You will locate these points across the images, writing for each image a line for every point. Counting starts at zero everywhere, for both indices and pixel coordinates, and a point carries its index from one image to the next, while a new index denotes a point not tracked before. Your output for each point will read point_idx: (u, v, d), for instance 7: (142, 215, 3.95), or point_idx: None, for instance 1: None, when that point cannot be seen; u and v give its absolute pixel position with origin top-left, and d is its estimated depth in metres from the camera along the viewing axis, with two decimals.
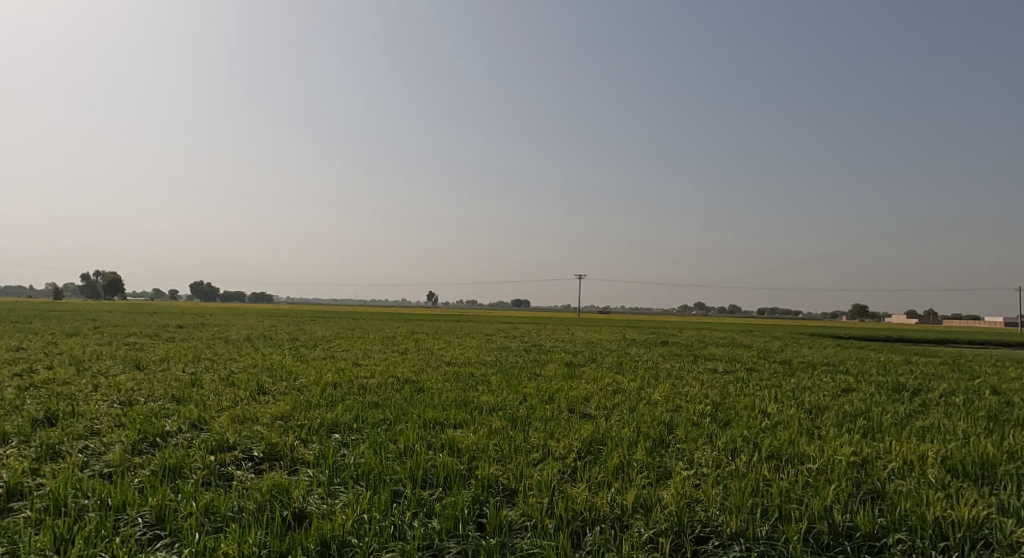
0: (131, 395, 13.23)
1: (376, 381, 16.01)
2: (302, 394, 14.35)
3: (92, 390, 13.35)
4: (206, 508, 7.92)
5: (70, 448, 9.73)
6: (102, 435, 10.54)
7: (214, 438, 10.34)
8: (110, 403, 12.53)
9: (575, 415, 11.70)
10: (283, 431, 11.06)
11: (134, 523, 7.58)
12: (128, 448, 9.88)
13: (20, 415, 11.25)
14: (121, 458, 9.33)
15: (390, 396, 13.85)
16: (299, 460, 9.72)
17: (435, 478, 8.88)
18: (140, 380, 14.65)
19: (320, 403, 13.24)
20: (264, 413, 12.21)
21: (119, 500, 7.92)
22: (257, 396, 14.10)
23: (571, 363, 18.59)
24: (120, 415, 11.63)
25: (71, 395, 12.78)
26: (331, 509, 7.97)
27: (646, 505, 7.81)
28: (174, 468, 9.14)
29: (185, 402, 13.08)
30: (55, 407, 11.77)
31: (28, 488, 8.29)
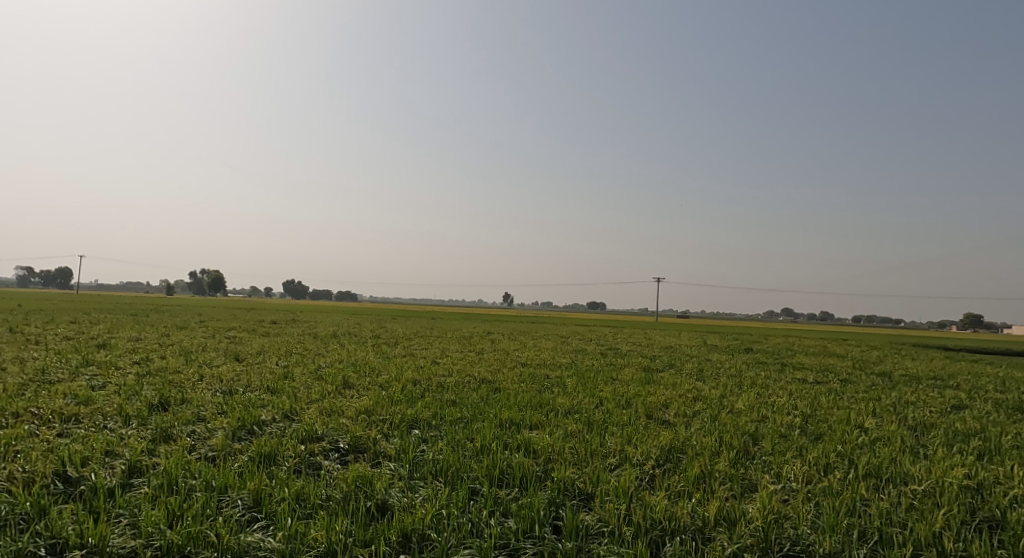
0: (231, 385, 14.12)
1: (453, 379, 16.32)
2: (385, 390, 14.83)
3: (198, 379, 14.35)
4: (297, 495, 8.34)
5: (180, 432, 10.49)
6: (207, 421, 11.30)
7: (305, 429, 10.86)
8: (213, 391, 13.43)
9: (653, 421, 11.47)
10: (368, 424, 11.49)
11: (235, 504, 8.07)
12: (229, 434, 10.55)
13: (139, 399, 12.27)
14: (223, 443, 9.97)
15: (468, 395, 14.08)
16: (380, 454, 10.04)
17: (512, 478, 8.94)
18: (239, 371, 15.63)
19: (401, 399, 13.66)
20: (349, 406, 12.73)
21: (222, 482, 8.47)
22: (343, 390, 14.71)
23: (648, 368, 18.23)
24: (222, 403, 12.43)
25: (180, 382, 13.80)
26: (411, 502, 8.21)
27: (729, 518, 7.56)
28: (269, 455, 9.67)
29: (278, 393, 13.83)
30: (168, 393, 12.74)
31: (145, 467, 9.01)
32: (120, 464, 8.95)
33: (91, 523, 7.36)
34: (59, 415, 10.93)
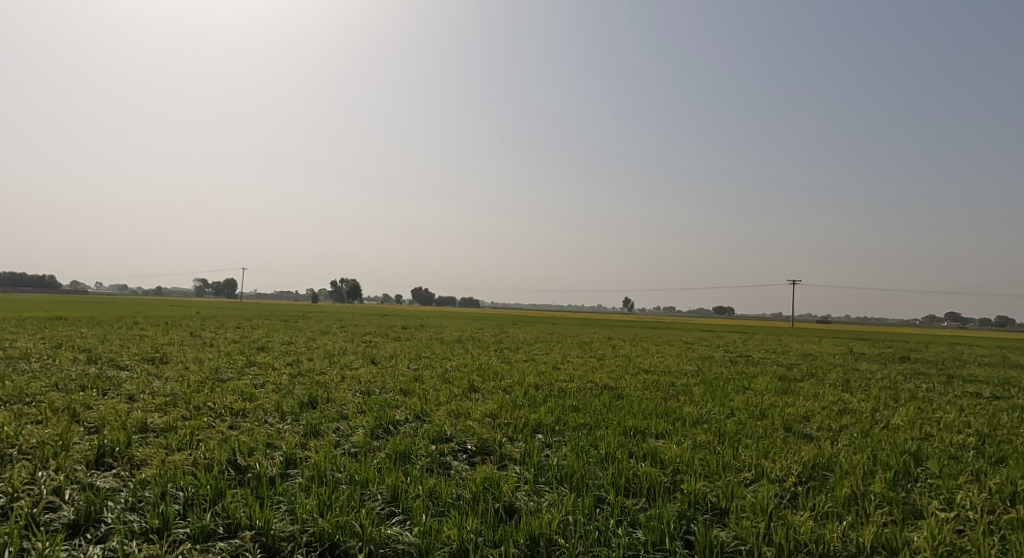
0: (369, 386, 14.95)
1: (575, 385, 16.19)
2: (508, 394, 15.00)
3: (340, 380, 15.34)
4: (430, 492, 8.61)
5: (326, 428, 11.25)
6: (349, 419, 12.03)
7: (435, 429, 11.22)
8: (353, 392, 14.29)
9: (793, 435, 10.66)
10: (493, 427, 11.65)
11: (375, 498, 8.48)
12: (368, 432, 11.15)
13: (291, 397, 13.31)
14: (364, 440, 10.54)
15: (590, 401, 13.88)
16: (506, 457, 10.14)
17: (639, 488, 8.65)
18: (374, 373, 16.50)
19: (524, 403, 13.75)
20: (475, 409, 13.00)
21: (363, 476, 8.93)
22: (469, 393, 15.07)
23: (785, 377, 17.01)
24: (361, 403, 13.18)
25: (325, 383, 14.81)
26: (538, 507, 8.18)
27: (889, 547, 6.84)
28: (404, 453, 10.08)
29: (410, 395, 14.43)
30: (316, 392, 13.72)
31: (299, 459, 9.73)
32: (279, 455, 9.75)
33: (257, 508, 8.01)
34: (229, 409, 12.12)
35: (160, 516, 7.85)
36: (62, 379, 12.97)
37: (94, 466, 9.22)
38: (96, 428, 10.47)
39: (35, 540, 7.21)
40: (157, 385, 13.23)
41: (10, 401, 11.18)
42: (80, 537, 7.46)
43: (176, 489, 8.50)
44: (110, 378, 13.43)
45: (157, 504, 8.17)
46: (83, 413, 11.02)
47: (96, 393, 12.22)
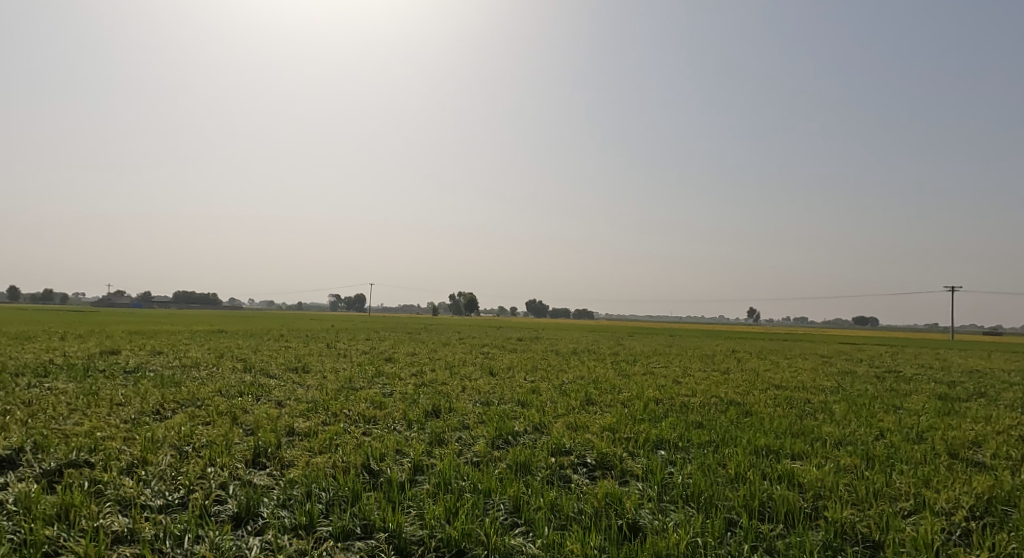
0: (488, 397, 15.20)
1: (698, 399, 15.52)
2: (627, 407, 14.66)
3: (460, 390, 15.73)
4: (552, 505, 8.56)
5: (449, 437, 11.55)
6: (470, 428, 12.29)
7: (553, 441, 11.17)
8: (474, 402, 14.59)
9: (958, 462, 9.53)
10: (613, 441, 11.41)
11: (498, 507, 8.55)
12: (489, 442, 11.33)
13: (416, 405, 13.82)
14: (485, 451, 10.71)
15: (716, 417, 13.23)
16: (628, 473, 9.86)
17: (775, 513, 8.06)
18: (493, 385, 16.74)
19: (644, 418, 13.36)
20: (594, 422, 12.81)
21: (486, 485, 9.06)
22: (587, 406, 14.89)
23: (944, 396, 15.30)
24: (481, 413, 13.42)
25: (447, 393, 15.25)
26: (664, 526, 7.87)
27: None
28: (524, 464, 10.11)
29: (528, 406, 14.51)
30: (438, 402, 14.15)
31: (426, 467, 10.07)
32: (408, 462, 10.14)
33: (390, 511, 8.34)
34: (362, 416, 12.80)
35: (306, 514, 8.38)
36: (223, 385, 14.34)
37: (251, 465, 10.05)
38: (252, 430, 11.43)
39: (208, 528, 7.92)
40: (300, 393, 14.25)
41: (185, 404, 12.50)
42: (242, 528, 8.13)
43: (319, 489, 9.06)
44: (262, 385, 14.65)
45: (304, 503, 8.75)
46: (241, 416, 12.08)
47: (250, 398, 13.36)
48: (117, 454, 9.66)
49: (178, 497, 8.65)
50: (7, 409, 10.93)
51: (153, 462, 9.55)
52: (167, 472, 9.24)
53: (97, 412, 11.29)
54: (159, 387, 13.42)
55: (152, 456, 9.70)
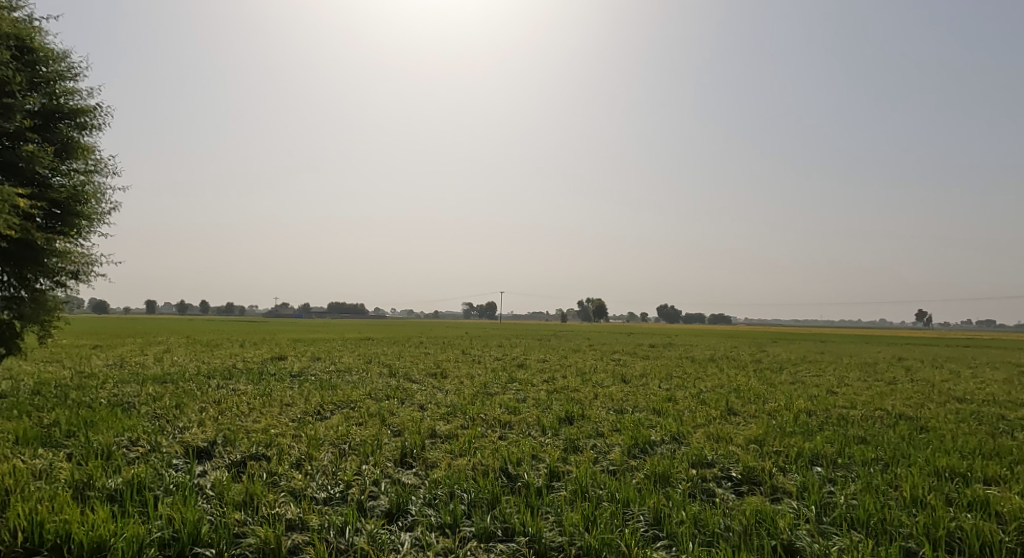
0: (622, 405, 14.94)
1: (860, 412, 14.23)
2: (775, 419, 13.79)
3: (594, 397, 15.60)
4: (695, 519, 8.24)
5: (585, 444, 11.52)
6: (605, 436, 12.17)
7: (694, 452, 10.75)
8: (607, 410, 14.43)
9: None
10: (761, 455, 10.76)
11: (638, 519, 8.37)
12: (626, 451, 11.16)
13: (549, 412, 13.90)
14: (621, 459, 10.56)
15: (882, 432, 12.06)
16: (779, 490, 9.23)
17: (966, 546, 7.21)
18: (627, 392, 16.42)
19: (796, 431, 12.48)
20: (738, 434, 12.16)
21: (624, 495, 8.91)
22: (729, 416, 14.18)
23: None
24: (616, 421, 13.24)
25: (580, 400, 15.20)
26: (825, 551, 7.34)
27: None
28: (663, 475, 9.82)
29: (665, 415, 14.09)
30: (572, 409, 14.13)
31: (561, 473, 10.11)
32: (544, 467, 10.25)
33: (529, 517, 8.43)
34: (498, 421, 13.10)
35: (451, 514, 8.71)
36: (372, 389, 15.32)
37: (400, 464, 10.64)
38: (398, 431, 12.11)
39: (364, 522, 8.48)
40: (441, 397, 14.85)
41: (340, 406, 13.50)
42: (395, 524, 8.60)
43: (461, 490, 9.40)
44: (406, 389, 15.49)
45: (447, 503, 9.10)
46: (389, 418, 12.85)
47: (396, 401, 14.17)
48: (286, 449, 10.64)
49: (338, 490, 9.35)
50: (201, 406, 12.43)
51: (317, 457, 10.42)
52: (328, 468, 10.04)
53: (270, 411, 12.52)
54: (319, 390, 14.62)
55: (315, 453, 10.58)
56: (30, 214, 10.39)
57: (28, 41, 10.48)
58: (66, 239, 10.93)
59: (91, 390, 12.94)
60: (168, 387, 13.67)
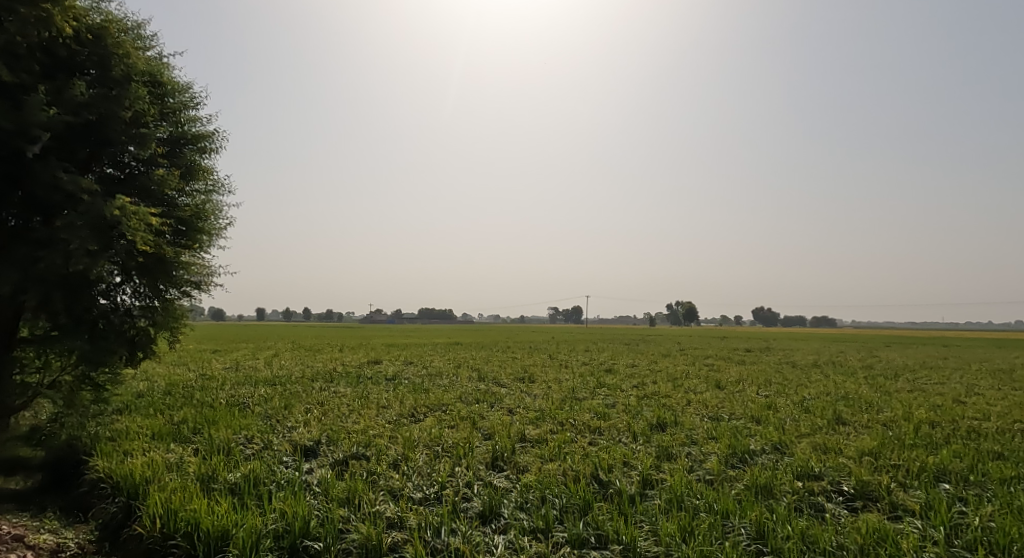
0: (717, 412, 14.49)
1: (994, 425, 13.08)
2: (891, 430, 12.94)
3: (686, 403, 15.22)
4: (802, 534, 7.92)
5: (679, 452, 11.29)
6: (700, 444, 11.86)
7: (799, 464, 10.28)
8: (702, 416, 14.04)
9: None
10: (875, 468, 10.15)
11: (738, 532, 8.12)
12: (723, 460, 10.85)
13: (641, 418, 13.70)
14: (719, 469, 10.29)
15: (1020, 448, 11.05)
16: (899, 507, 8.73)
17: None
18: (722, 399, 15.89)
19: (916, 443, 11.66)
20: (847, 445, 11.51)
21: (723, 506, 8.67)
22: (837, 426, 13.44)
23: None
24: (712, 429, 12.87)
25: (672, 406, 14.87)
26: None
27: None
28: (765, 487, 9.45)
29: (764, 423, 13.54)
30: (664, 415, 13.85)
31: (655, 481, 9.96)
32: (637, 475, 10.13)
33: (623, 524, 8.36)
34: (587, 426, 13.06)
35: (543, 518, 8.78)
36: (463, 392, 15.69)
37: (491, 468, 10.84)
38: (489, 435, 12.33)
39: (459, 523, 8.70)
40: (529, 402, 14.97)
41: (433, 409, 13.91)
42: (489, 526, 8.78)
43: (553, 495, 9.45)
44: (495, 393, 15.73)
45: (539, 507, 9.18)
46: (480, 421, 13.10)
47: (486, 405, 14.42)
48: (384, 450, 11.09)
49: (433, 491, 9.64)
50: (307, 407, 13.20)
51: (413, 458, 10.81)
52: (424, 469, 10.37)
53: (368, 412, 13.10)
54: (413, 393, 15.13)
55: (411, 454, 10.96)
56: (160, 232, 11.41)
57: (159, 76, 11.56)
58: (190, 253, 11.85)
59: (212, 391, 14.07)
60: (276, 389, 14.59)
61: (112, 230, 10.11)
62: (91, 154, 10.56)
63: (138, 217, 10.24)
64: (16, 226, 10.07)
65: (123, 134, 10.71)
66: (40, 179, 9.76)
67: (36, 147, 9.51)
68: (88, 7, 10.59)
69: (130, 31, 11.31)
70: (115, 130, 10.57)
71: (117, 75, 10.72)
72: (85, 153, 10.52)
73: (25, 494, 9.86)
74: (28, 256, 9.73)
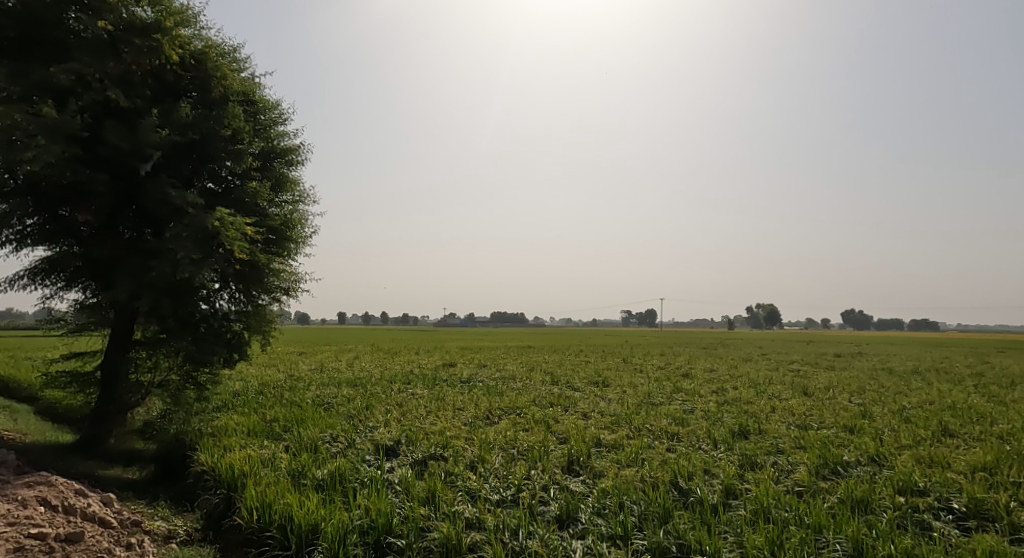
0: (806, 420, 13.78)
1: None
2: (1007, 443, 11.89)
3: (771, 411, 14.58)
4: (907, 552, 7.64)
5: (764, 461, 10.87)
6: (787, 454, 11.36)
7: (900, 477, 9.64)
8: (788, 425, 13.41)
9: None
10: (990, 485, 9.37)
11: (834, 548, 7.81)
12: (813, 471, 10.35)
13: (722, 425, 13.24)
14: (809, 480, 9.83)
15: None
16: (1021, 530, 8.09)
17: None
18: (811, 407, 15.09)
19: None
20: (957, 459, 10.68)
21: (815, 520, 8.30)
22: (944, 438, 12.48)
23: None
24: (800, 438, 12.28)
25: (755, 413, 14.28)
26: None
27: None
28: (862, 502, 8.95)
29: (859, 433, 12.77)
30: (747, 422, 13.33)
31: (739, 491, 9.65)
32: (718, 484, 9.84)
33: (706, 534, 8.18)
34: (665, 432, 12.79)
35: (621, 525, 8.71)
36: (537, 396, 15.75)
37: (567, 472, 10.84)
38: (564, 439, 12.33)
39: (537, 526, 8.78)
40: (604, 406, 14.84)
41: (508, 412, 14.07)
42: (566, 531, 8.80)
43: (631, 502, 9.34)
44: (568, 397, 15.69)
45: (617, 513, 9.11)
46: (554, 425, 13.14)
47: (560, 409, 14.42)
48: (461, 451, 11.35)
49: (510, 494, 9.77)
50: (386, 408, 13.71)
51: (490, 460, 11.00)
52: (501, 471, 10.53)
53: (444, 414, 13.43)
54: (487, 396, 15.37)
55: (487, 456, 11.16)
56: (253, 241, 12.28)
57: (252, 95, 12.44)
58: (281, 260, 12.67)
59: (300, 391, 14.91)
60: (358, 390, 15.24)
61: (212, 241, 11.05)
62: (193, 169, 11.53)
63: (235, 227, 11.12)
64: (130, 237, 11.18)
65: (222, 150, 11.63)
66: (151, 195, 10.77)
67: (148, 166, 10.54)
68: (192, 34, 11.54)
69: (227, 55, 12.23)
70: (215, 147, 11.50)
71: (216, 96, 11.68)
72: (188, 169, 11.48)
73: (140, 484, 10.84)
74: (142, 266, 10.74)
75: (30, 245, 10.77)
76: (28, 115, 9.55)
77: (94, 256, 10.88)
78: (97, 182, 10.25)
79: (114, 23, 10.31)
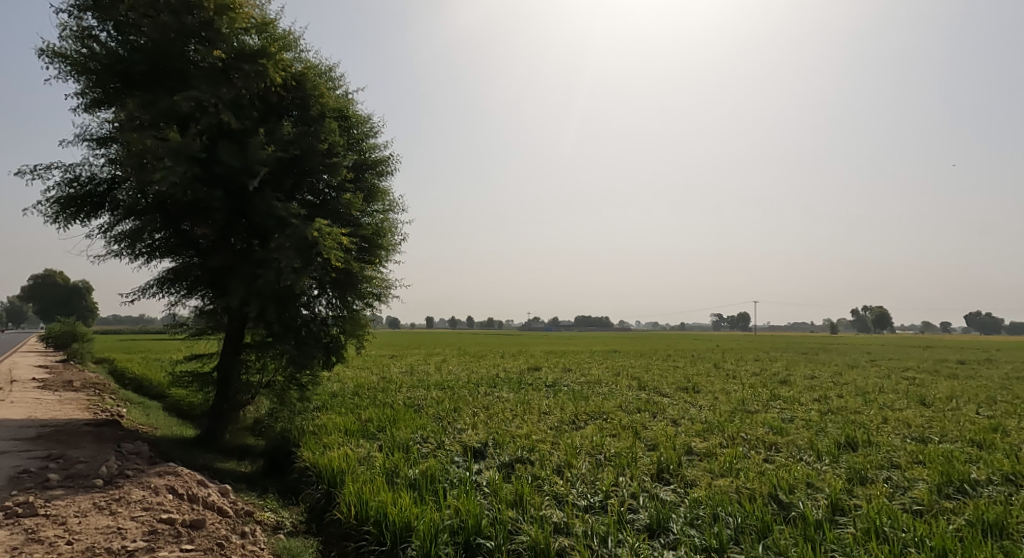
0: (924, 433, 12.62)
1: None
2: None
3: (882, 421, 13.49)
4: None
5: (875, 476, 10.07)
6: (903, 469, 10.45)
7: None
8: (903, 437, 12.35)
9: None
10: None
11: None
12: (935, 490, 9.45)
13: (826, 436, 12.38)
14: (930, 499, 8.99)
15: None
16: None
17: None
18: (930, 418, 13.81)
19: None
20: None
21: (938, 543, 7.58)
22: None
23: None
24: (918, 452, 11.27)
25: (864, 423, 13.26)
26: None
27: None
28: (996, 525, 8.07)
29: (990, 448, 11.53)
30: (854, 434, 12.39)
31: (847, 507, 8.99)
32: (823, 499, 9.23)
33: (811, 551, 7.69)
34: (762, 441, 12.15)
35: (716, 537, 8.35)
36: (623, 401, 15.46)
37: (657, 480, 10.56)
38: (653, 446, 12.03)
39: (627, 534, 8.61)
40: (695, 413, 14.31)
41: (594, 417, 13.91)
42: (657, 540, 8.56)
43: (726, 514, 8.95)
44: (657, 403, 15.30)
45: (712, 525, 8.75)
46: (642, 431, 12.85)
47: (648, 415, 14.07)
48: (548, 455, 11.35)
49: (598, 500, 9.65)
50: (474, 411, 13.96)
51: (577, 465, 10.91)
52: (588, 477, 10.42)
53: (530, 418, 13.50)
54: (573, 400, 15.28)
55: (574, 461, 11.08)
56: (348, 249, 12.94)
57: (346, 111, 13.13)
58: (373, 267, 13.27)
59: (393, 393, 15.50)
60: (447, 393, 15.63)
61: (312, 250, 11.72)
62: (294, 183, 12.32)
63: (332, 236, 11.75)
64: (241, 248, 12.10)
65: (320, 165, 12.35)
66: (259, 208, 11.60)
67: (256, 181, 11.36)
68: (293, 58, 12.35)
69: (324, 74, 12.98)
70: (314, 162, 12.24)
71: (315, 113, 12.42)
72: (291, 183, 12.28)
73: (251, 477, 11.66)
74: (251, 274, 11.58)
75: (158, 257, 11.92)
76: (157, 140, 10.61)
77: (210, 265, 11.87)
78: (213, 198, 11.18)
79: (227, 52, 11.28)
